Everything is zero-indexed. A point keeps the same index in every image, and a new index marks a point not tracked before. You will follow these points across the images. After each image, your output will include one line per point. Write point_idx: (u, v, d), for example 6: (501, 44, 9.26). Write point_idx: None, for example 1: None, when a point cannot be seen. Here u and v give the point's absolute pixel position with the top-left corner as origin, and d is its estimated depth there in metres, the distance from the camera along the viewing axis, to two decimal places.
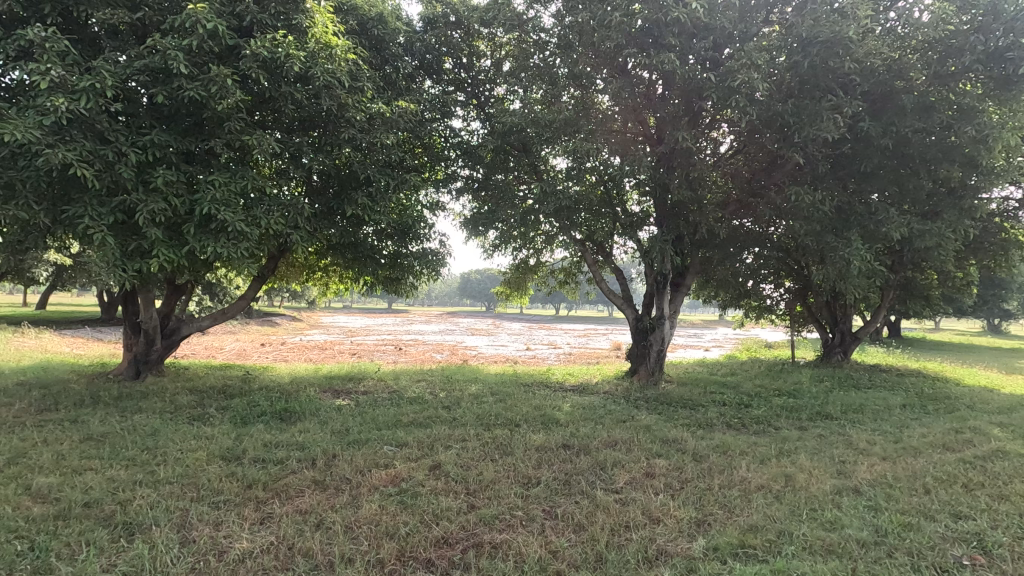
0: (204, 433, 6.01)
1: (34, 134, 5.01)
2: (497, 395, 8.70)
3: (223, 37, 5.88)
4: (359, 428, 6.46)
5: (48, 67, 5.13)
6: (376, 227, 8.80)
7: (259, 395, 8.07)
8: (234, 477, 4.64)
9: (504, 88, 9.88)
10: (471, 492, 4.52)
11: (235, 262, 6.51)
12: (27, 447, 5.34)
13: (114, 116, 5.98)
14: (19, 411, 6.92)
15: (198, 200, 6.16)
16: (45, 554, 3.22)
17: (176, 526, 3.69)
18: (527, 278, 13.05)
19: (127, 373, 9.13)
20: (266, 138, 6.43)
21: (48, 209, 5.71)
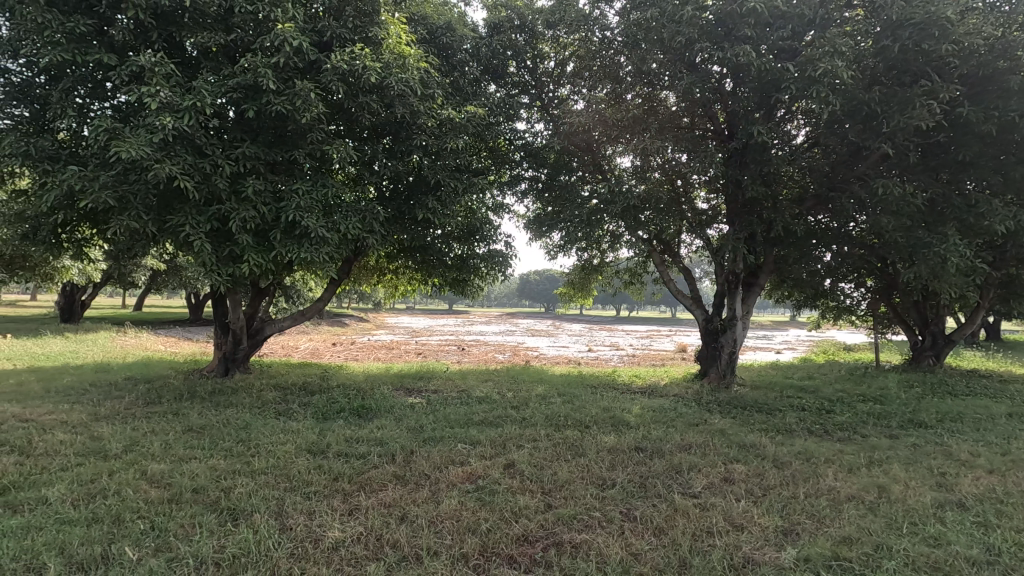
0: (290, 427, 6.38)
1: (145, 151, 5.48)
2: (565, 397, 8.69)
3: (306, 52, 6.21)
4: (433, 425, 6.64)
5: (157, 89, 5.59)
6: (444, 230, 9.02)
7: (337, 392, 8.46)
8: (321, 470, 4.91)
9: (568, 88, 9.89)
10: (547, 492, 4.56)
11: (316, 266, 6.86)
12: (139, 436, 5.86)
13: (211, 131, 6.46)
14: (129, 403, 7.59)
15: (285, 208, 6.53)
16: (164, 533, 3.53)
17: (275, 513, 3.95)
18: (591, 279, 12.96)
19: (217, 370, 9.84)
20: (345, 147, 6.75)
21: (155, 218, 6.24)
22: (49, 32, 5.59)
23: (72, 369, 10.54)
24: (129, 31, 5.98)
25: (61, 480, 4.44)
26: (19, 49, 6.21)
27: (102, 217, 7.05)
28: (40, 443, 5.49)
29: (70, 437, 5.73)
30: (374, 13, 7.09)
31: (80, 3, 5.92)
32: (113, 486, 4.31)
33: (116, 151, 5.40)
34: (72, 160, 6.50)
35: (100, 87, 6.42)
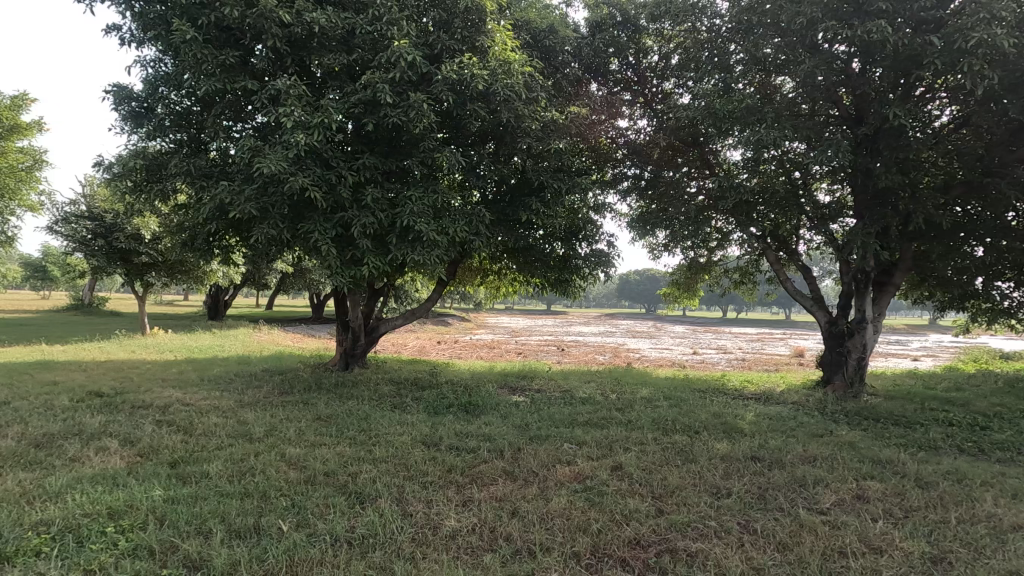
0: (405, 419, 6.78)
1: (282, 166, 6.08)
2: (671, 400, 8.42)
3: (419, 66, 6.57)
4: (538, 424, 6.73)
5: (292, 110, 6.18)
6: (546, 231, 9.10)
7: (446, 388, 8.85)
8: (436, 461, 5.16)
9: (673, 82, 9.56)
10: (658, 497, 4.45)
11: (428, 268, 7.21)
12: (277, 422, 6.53)
13: (336, 146, 7.02)
14: (268, 392, 8.48)
15: (399, 214, 6.95)
16: (304, 510, 3.91)
17: (396, 499, 4.22)
18: (697, 279, 12.41)
19: (339, 365, 10.67)
20: (455, 154, 7.04)
21: (289, 227, 6.90)
22: (206, 65, 6.39)
23: (220, 360, 11.96)
24: (269, 59, 6.68)
25: (217, 458, 5.06)
26: (182, 83, 7.16)
27: (244, 227, 7.93)
28: (200, 424, 6.30)
29: (223, 420, 6.51)
30: (481, 22, 7.31)
31: (230, 38, 6.71)
32: (259, 465, 4.84)
33: (259, 167, 6.04)
34: (222, 177, 7.38)
35: (244, 111, 7.22)
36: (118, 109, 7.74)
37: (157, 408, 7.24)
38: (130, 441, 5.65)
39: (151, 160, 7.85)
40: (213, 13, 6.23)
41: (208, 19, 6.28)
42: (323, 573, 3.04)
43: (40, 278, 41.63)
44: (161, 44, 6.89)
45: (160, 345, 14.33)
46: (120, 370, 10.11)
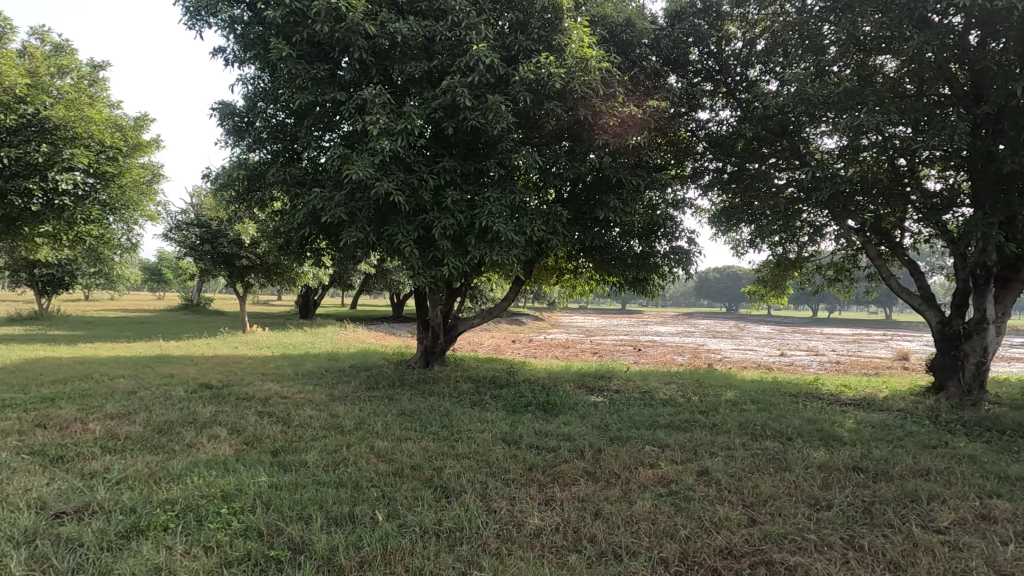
0: (485, 417, 6.89)
1: (368, 171, 6.36)
2: (760, 404, 7.99)
3: (497, 69, 6.64)
4: (618, 425, 6.62)
5: (377, 117, 6.44)
6: (623, 229, 8.93)
7: (524, 387, 8.90)
8: (517, 459, 5.21)
9: (759, 69, 9.08)
10: (749, 505, 4.23)
11: (506, 268, 7.28)
12: (365, 416, 6.85)
13: (418, 150, 7.25)
14: (355, 387, 8.92)
15: (478, 215, 7.06)
16: (394, 501, 4.07)
17: (481, 495, 4.30)
18: (787, 276, 11.70)
19: (420, 362, 11.04)
20: (532, 154, 7.05)
21: (374, 230, 7.21)
22: (300, 80, 6.81)
23: (312, 356, 12.73)
24: (355, 70, 7.01)
25: (313, 448, 5.38)
26: (278, 97, 7.67)
27: (334, 231, 8.37)
28: (297, 416, 6.73)
29: (316, 413, 6.93)
30: (558, 21, 7.28)
31: (320, 53, 7.11)
32: (351, 457, 5.10)
33: (347, 174, 6.35)
34: (314, 184, 7.85)
35: (333, 120, 7.61)
36: (223, 125, 8.42)
37: (259, 400, 7.82)
38: (237, 430, 6.13)
39: (252, 170, 8.48)
40: (306, 29, 6.61)
41: (301, 36, 6.68)
42: (414, 563, 3.15)
43: (156, 281, 46.18)
44: (260, 62, 7.42)
45: (259, 342, 15.48)
46: (226, 364, 11.02)
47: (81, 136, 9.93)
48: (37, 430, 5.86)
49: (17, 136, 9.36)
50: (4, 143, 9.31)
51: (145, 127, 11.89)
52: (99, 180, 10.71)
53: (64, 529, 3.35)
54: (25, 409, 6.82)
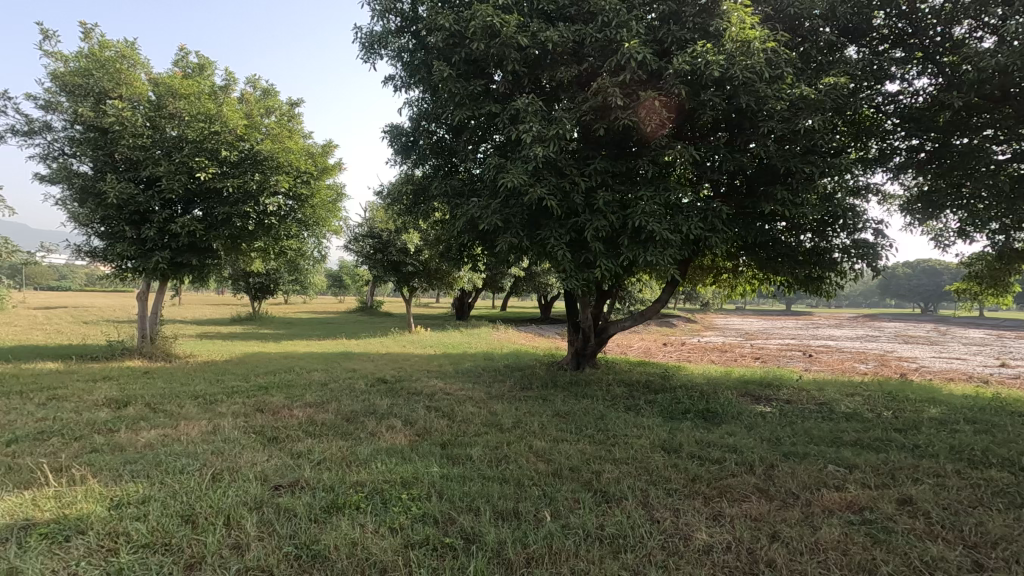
0: (641, 422, 6.71)
1: (523, 178, 6.56)
2: (977, 425, 6.69)
3: (649, 64, 6.42)
4: (793, 439, 6.01)
5: (531, 125, 6.60)
6: (793, 222, 8.09)
7: (681, 392, 8.51)
8: (678, 468, 4.98)
9: (969, 24, 7.58)
10: (972, 546, 3.55)
11: (661, 269, 6.98)
12: (522, 415, 7.08)
13: (569, 154, 7.30)
14: (511, 386, 9.28)
15: (631, 215, 6.89)
16: (555, 502, 4.13)
17: (642, 503, 4.18)
18: (1011, 271, 9.64)
19: (570, 363, 11.14)
20: (688, 150, 6.69)
21: (528, 235, 7.43)
22: (459, 97, 7.25)
23: (470, 356, 13.53)
24: (509, 82, 7.28)
25: (477, 443, 5.70)
26: (439, 116, 8.26)
27: (489, 236, 8.80)
28: (460, 412, 7.19)
29: (477, 410, 7.33)
30: (716, 5, 6.85)
31: (476, 69, 7.51)
32: (511, 454, 5.29)
33: (503, 182, 6.61)
34: (472, 194, 8.32)
35: (487, 132, 7.99)
36: (393, 145, 9.33)
37: (426, 395, 8.51)
38: (409, 422, 6.73)
39: (417, 185, 9.26)
40: (464, 49, 7.02)
41: (460, 56, 7.12)
42: (580, 567, 3.15)
43: (338, 286, 52.77)
44: (424, 85, 8.07)
45: (423, 341, 16.88)
46: (397, 361, 12.19)
47: (283, 165, 11.77)
48: (257, 413, 7.01)
49: (238, 168, 11.34)
50: (229, 176, 11.32)
51: (331, 153, 13.60)
52: (296, 201, 12.54)
53: (282, 500, 3.94)
54: (247, 395, 8.20)
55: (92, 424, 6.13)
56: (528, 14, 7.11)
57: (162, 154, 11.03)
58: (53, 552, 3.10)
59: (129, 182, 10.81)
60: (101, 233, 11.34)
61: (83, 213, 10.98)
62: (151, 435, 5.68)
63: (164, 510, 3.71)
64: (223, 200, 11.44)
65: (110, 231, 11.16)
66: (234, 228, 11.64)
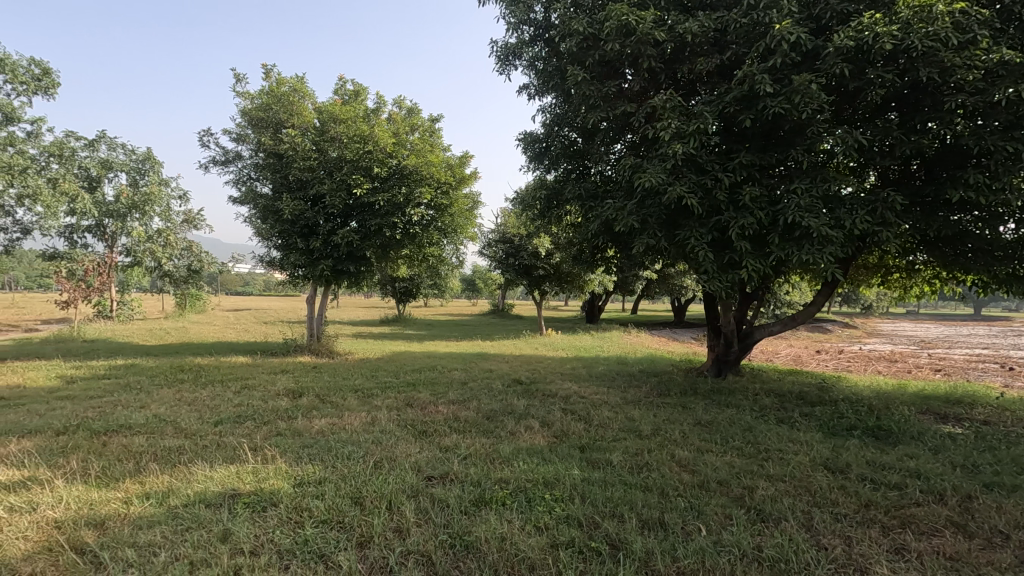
0: (798, 437, 6.13)
1: (661, 177, 6.35)
2: None
3: (804, 45, 5.86)
4: (995, 467, 5.08)
5: (670, 122, 6.35)
6: (989, 211, 6.84)
7: (844, 406, 7.62)
8: (846, 491, 4.46)
9: None
10: None
11: (819, 268, 6.32)
12: (661, 422, 6.84)
13: (711, 150, 6.91)
14: (647, 392, 9.01)
15: (782, 210, 6.33)
16: (704, 515, 3.92)
17: (805, 526, 3.80)
18: None
19: (711, 370, 10.53)
20: (852, 135, 5.98)
21: (666, 235, 7.17)
22: (592, 99, 7.22)
23: (603, 359, 13.37)
24: (644, 79, 7.10)
25: (616, 449, 5.61)
26: (571, 120, 8.29)
27: (623, 238, 8.64)
28: (596, 416, 7.14)
29: (614, 415, 7.21)
30: None
31: (609, 70, 7.42)
32: (653, 462, 5.13)
33: (640, 182, 6.43)
34: (606, 197, 8.23)
35: (622, 131, 7.84)
36: (526, 152, 9.56)
37: (561, 397, 8.58)
38: (547, 423, 6.83)
39: (550, 190, 9.38)
40: (598, 51, 6.98)
41: (593, 58, 7.09)
42: None
43: (472, 290, 55.40)
44: (558, 91, 8.17)
45: (555, 344, 17.04)
46: (530, 363, 12.44)
47: (426, 177, 12.63)
48: (407, 408, 7.59)
49: (387, 183, 12.40)
50: (380, 190, 12.43)
51: (467, 163, 14.31)
52: (437, 210, 13.38)
53: (435, 490, 4.20)
54: (398, 391, 8.91)
55: (276, 411, 7.08)
56: (665, 7, 6.88)
57: (326, 173, 12.43)
58: (255, 519, 3.63)
59: (300, 200, 12.33)
60: (277, 246, 13.05)
61: (265, 228, 12.73)
62: (322, 423, 6.42)
63: (337, 491, 4.16)
64: (375, 212, 12.59)
65: (284, 243, 12.80)
66: (384, 238, 12.74)
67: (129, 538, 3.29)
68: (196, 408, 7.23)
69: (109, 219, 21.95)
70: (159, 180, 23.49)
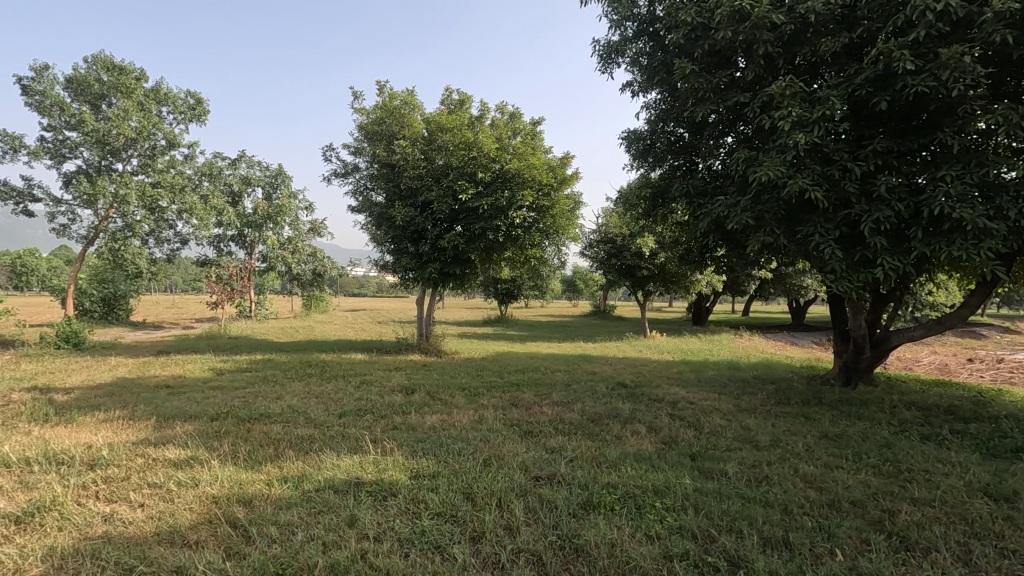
0: (948, 457, 5.41)
1: (780, 170, 5.92)
2: None
3: (954, 13, 5.17)
4: None
5: (790, 110, 5.90)
6: None
7: (1007, 424, 6.61)
8: (1014, 524, 3.86)
9: None
10: None
11: (975, 265, 5.52)
12: (781, 433, 6.36)
13: (838, 138, 6.32)
14: (763, 400, 8.42)
15: (926, 201, 5.62)
16: (836, 538, 3.58)
17: (961, 560, 3.34)
18: None
19: (839, 379, 9.60)
20: (1016, 110, 5.18)
21: (785, 232, 6.67)
22: (702, 92, 6.88)
23: (713, 364, 12.69)
24: (760, 66, 6.66)
25: (730, 459, 5.30)
26: (678, 114, 7.97)
27: (736, 236, 8.15)
28: (708, 423, 6.81)
29: (727, 423, 6.82)
30: None
31: (720, 60, 7.07)
32: (774, 476, 4.79)
33: (756, 176, 6.03)
34: (716, 192, 7.80)
35: (734, 123, 7.41)
36: (630, 150, 9.35)
37: (668, 402, 8.28)
38: (654, 429, 6.62)
39: (655, 188, 9.06)
40: (708, 40, 6.67)
41: (703, 49, 6.77)
42: None
43: (573, 291, 55.31)
44: (663, 86, 7.91)
45: (660, 347, 16.45)
46: (634, 367, 12.13)
47: (528, 180, 12.78)
48: (513, 408, 7.71)
49: (491, 187, 12.72)
50: (484, 194, 12.79)
51: (569, 164, 14.29)
52: (539, 212, 13.50)
53: (543, 491, 4.24)
54: (503, 391, 9.10)
55: (391, 406, 7.52)
56: None
57: (433, 180, 13.02)
58: (377, 507, 3.89)
59: (410, 207, 13.03)
60: (390, 250, 13.88)
61: (379, 234, 13.60)
62: (433, 419, 6.73)
63: (450, 485, 4.33)
64: (479, 216, 12.98)
65: (396, 248, 13.59)
66: (488, 241, 13.09)
67: (272, 517, 3.66)
68: (323, 400, 7.89)
69: (249, 229, 24.65)
70: (288, 193, 25.94)
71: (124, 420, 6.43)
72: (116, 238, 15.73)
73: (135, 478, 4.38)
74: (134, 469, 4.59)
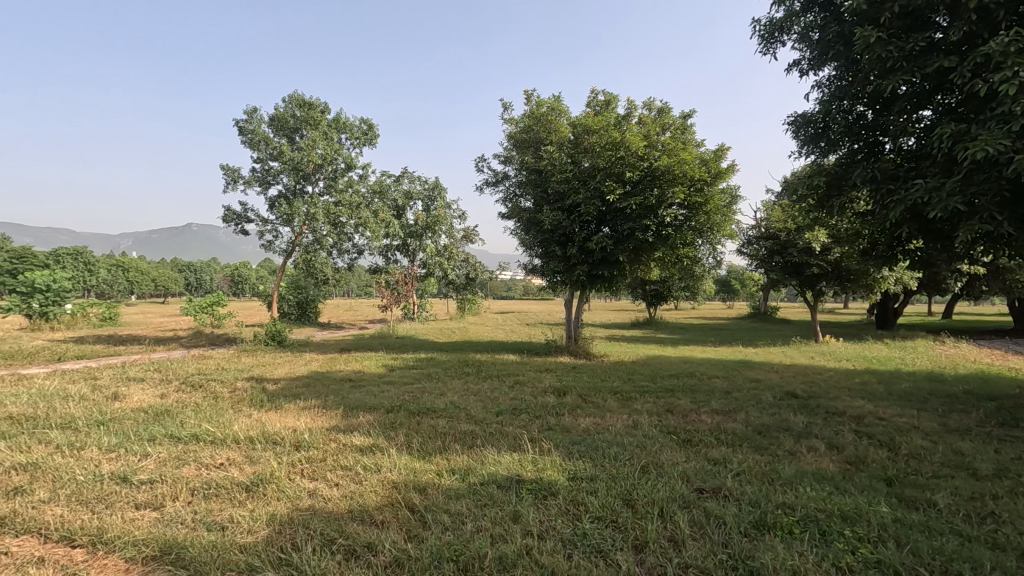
0: None
1: (1003, 143, 4.92)
2: None
3: None
4: None
5: (1016, 70, 4.88)
6: None
7: None
8: None
9: None
10: None
11: None
12: (1009, 462, 5.25)
13: None
14: (980, 420, 7.03)
15: None
16: None
17: None
18: None
19: None
20: None
21: (1010, 217, 5.51)
22: (891, 62, 6.00)
23: (906, 374, 10.94)
24: (969, 24, 5.63)
25: (940, 489, 4.51)
26: (859, 88, 7.00)
27: (938, 225, 6.95)
28: (906, 444, 5.87)
29: (932, 445, 5.81)
30: None
31: (915, 22, 6.11)
32: (1003, 513, 3.96)
33: (969, 152, 5.09)
34: (911, 176, 6.69)
35: (935, 94, 6.33)
36: (798, 136, 8.47)
37: (852, 417, 7.31)
38: (835, 446, 5.88)
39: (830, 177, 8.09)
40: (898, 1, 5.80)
41: (892, 12, 5.91)
42: None
43: (728, 292, 51.82)
44: (841, 60, 7.04)
45: (836, 353, 14.64)
46: (806, 375, 10.93)
47: (679, 176, 12.21)
48: (669, 414, 7.41)
49: (639, 186, 12.41)
50: (633, 194, 12.49)
51: (724, 156, 13.39)
52: (691, 210, 12.85)
53: (709, 505, 4.00)
54: (656, 396, 8.80)
55: (544, 407, 7.68)
56: None
57: (580, 183, 13.06)
58: (538, 505, 3.99)
59: (558, 211, 13.22)
60: (538, 254, 14.22)
61: (527, 239, 14.01)
62: (587, 422, 6.73)
63: (609, 490, 4.29)
64: (627, 217, 12.74)
65: (545, 252, 13.89)
66: (636, 242, 12.78)
67: (444, 506, 3.95)
68: (481, 398, 8.33)
69: (411, 238, 27.05)
70: (444, 204, 27.95)
71: (319, 409, 7.43)
72: (308, 250, 18.21)
73: (331, 460, 5.02)
74: (329, 452, 5.26)
